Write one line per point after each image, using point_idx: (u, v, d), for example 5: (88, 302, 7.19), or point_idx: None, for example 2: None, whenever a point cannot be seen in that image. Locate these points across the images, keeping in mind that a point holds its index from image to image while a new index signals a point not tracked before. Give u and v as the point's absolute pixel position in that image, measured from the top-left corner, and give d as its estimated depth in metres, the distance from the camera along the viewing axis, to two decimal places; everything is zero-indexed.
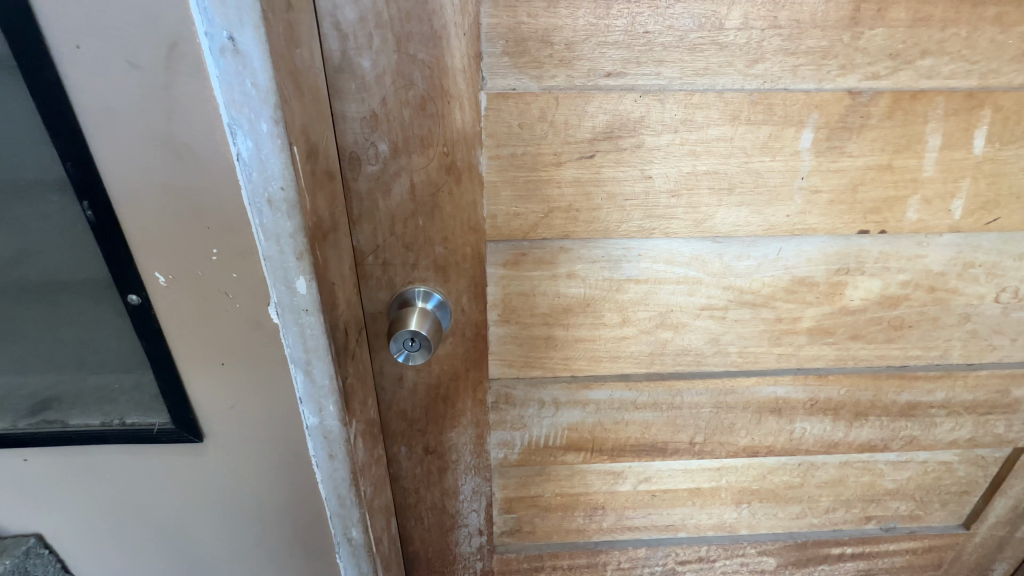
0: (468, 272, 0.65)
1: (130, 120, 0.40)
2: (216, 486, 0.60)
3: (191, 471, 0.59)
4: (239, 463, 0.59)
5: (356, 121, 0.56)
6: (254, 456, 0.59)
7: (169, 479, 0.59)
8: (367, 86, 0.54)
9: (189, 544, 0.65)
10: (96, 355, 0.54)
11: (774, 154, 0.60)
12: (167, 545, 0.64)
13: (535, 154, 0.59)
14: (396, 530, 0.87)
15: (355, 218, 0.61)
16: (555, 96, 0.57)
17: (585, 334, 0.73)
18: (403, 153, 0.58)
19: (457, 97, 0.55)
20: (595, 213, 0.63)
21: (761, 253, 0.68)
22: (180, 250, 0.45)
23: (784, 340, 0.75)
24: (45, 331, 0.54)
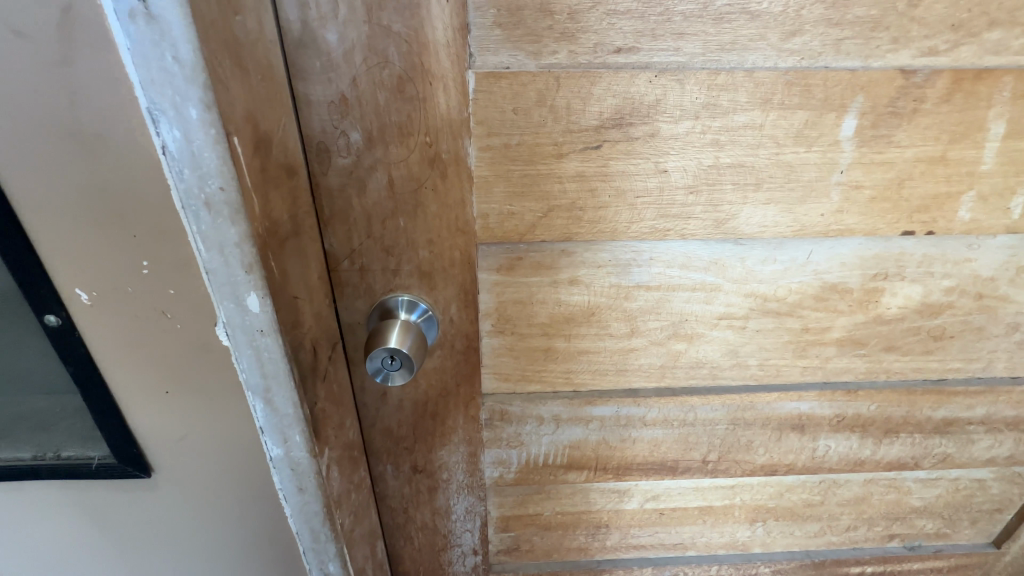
0: (457, 278, 0.58)
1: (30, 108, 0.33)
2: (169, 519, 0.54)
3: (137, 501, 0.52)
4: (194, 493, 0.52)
5: (323, 106, 0.48)
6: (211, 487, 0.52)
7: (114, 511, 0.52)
8: (334, 64, 0.46)
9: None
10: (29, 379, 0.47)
11: (810, 144, 0.52)
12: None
13: (533, 144, 0.51)
14: (383, 551, 0.80)
15: (326, 218, 0.53)
16: (556, 76, 0.48)
17: (589, 345, 0.66)
18: (379, 144, 0.50)
19: (441, 78, 0.47)
20: (601, 212, 0.55)
21: (789, 256, 0.60)
22: (108, 263, 0.38)
23: (809, 352, 0.68)
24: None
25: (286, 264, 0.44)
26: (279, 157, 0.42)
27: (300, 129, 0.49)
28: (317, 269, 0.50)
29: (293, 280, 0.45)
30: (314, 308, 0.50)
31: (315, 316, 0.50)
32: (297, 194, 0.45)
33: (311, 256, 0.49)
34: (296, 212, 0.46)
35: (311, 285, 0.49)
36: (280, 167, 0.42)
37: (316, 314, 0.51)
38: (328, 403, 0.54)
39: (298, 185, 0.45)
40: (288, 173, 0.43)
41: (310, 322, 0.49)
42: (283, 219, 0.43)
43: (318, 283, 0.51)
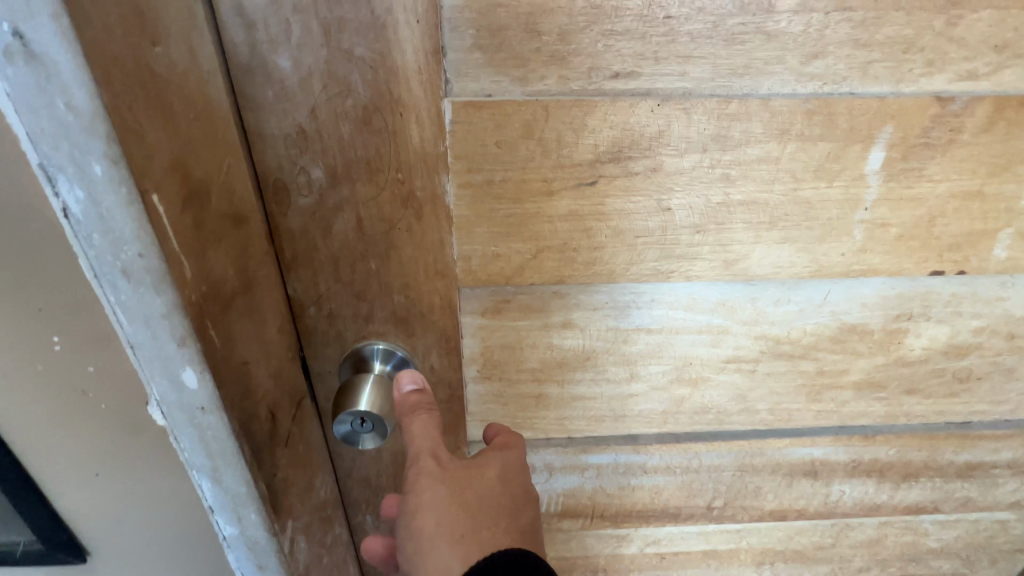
0: (437, 324, 0.52)
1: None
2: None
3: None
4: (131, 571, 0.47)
5: (279, 140, 0.42)
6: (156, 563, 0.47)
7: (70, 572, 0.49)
8: (289, 94, 0.40)
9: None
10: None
11: (831, 179, 0.46)
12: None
13: (519, 180, 0.45)
14: None
15: (288, 262, 0.47)
16: (544, 105, 0.42)
17: (584, 391, 0.60)
18: (345, 181, 0.44)
19: (413, 108, 0.41)
20: (596, 252, 0.49)
21: (805, 296, 0.54)
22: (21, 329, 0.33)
23: (824, 395, 0.62)
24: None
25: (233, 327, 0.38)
26: (222, 208, 0.36)
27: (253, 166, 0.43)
28: (276, 323, 0.45)
29: (243, 343, 0.39)
30: (273, 368, 0.44)
31: (275, 377, 0.45)
32: (246, 245, 0.40)
33: (268, 311, 0.43)
34: (246, 266, 0.40)
35: (268, 343, 0.43)
36: (223, 219, 0.37)
37: (276, 373, 0.45)
38: (293, 469, 0.48)
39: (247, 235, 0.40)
40: (233, 224, 0.38)
41: (268, 385, 0.43)
42: (229, 277, 0.37)
43: (278, 339, 0.45)
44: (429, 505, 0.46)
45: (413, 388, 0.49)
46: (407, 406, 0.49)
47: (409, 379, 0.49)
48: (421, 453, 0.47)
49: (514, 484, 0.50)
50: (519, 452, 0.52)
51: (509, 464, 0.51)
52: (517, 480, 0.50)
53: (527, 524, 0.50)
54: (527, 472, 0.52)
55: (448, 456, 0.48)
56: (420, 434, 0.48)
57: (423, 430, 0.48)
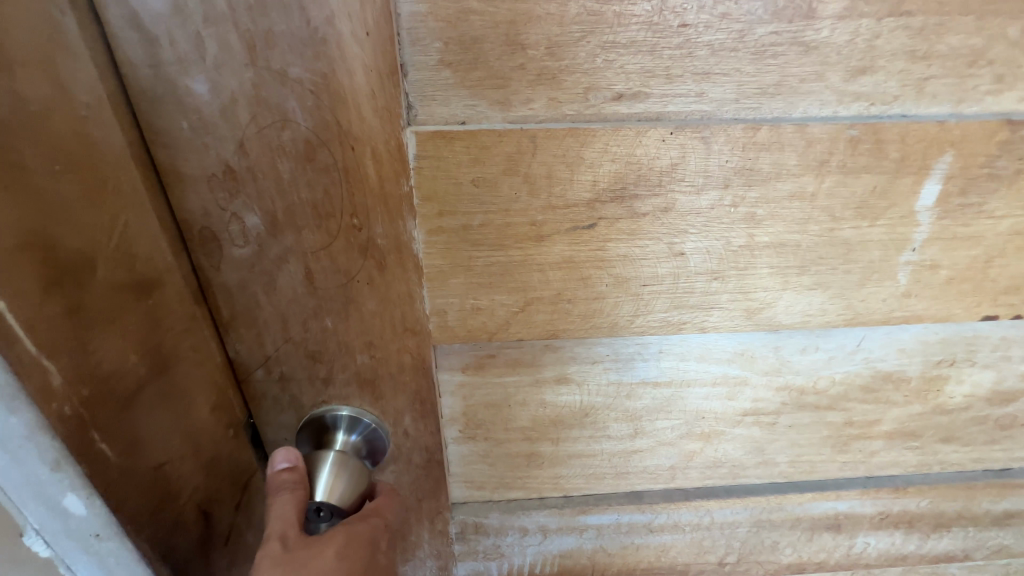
0: (410, 386, 0.44)
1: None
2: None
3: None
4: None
5: (201, 181, 0.34)
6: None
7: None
8: (209, 124, 0.32)
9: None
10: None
11: (875, 217, 0.39)
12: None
13: (502, 224, 0.37)
14: None
15: (225, 322, 0.39)
16: (531, 134, 0.34)
17: (582, 449, 0.53)
18: (288, 228, 0.36)
19: (367, 141, 0.33)
20: (595, 303, 0.41)
21: (835, 343, 0.47)
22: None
23: (852, 447, 0.55)
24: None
25: (139, 422, 0.34)
26: (118, 279, 0.32)
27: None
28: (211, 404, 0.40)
29: (154, 438, 0.35)
30: (205, 458, 0.40)
31: (207, 468, 0.40)
32: (159, 318, 0.35)
33: (196, 394, 0.39)
34: (162, 342, 0.35)
35: (198, 428, 0.39)
36: (121, 291, 0.32)
37: (210, 461, 0.40)
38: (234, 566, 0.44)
39: (161, 302, 0.35)
40: (136, 297, 0.33)
41: (196, 481, 0.39)
42: (128, 363, 0.33)
43: (213, 420, 0.40)
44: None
45: (284, 465, 0.41)
46: (274, 486, 0.41)
47: (280, 456, 0.41)
48: (269, 532, 0.39)
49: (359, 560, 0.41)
50: (376, 522, 0.43)
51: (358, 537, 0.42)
52: (363, 556, 0.41)
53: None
54: (383, 544, 0.43)
55: (301, 535, 0.40)
56: (275, 516, 0.40)
57: (279, 512, 0.40)
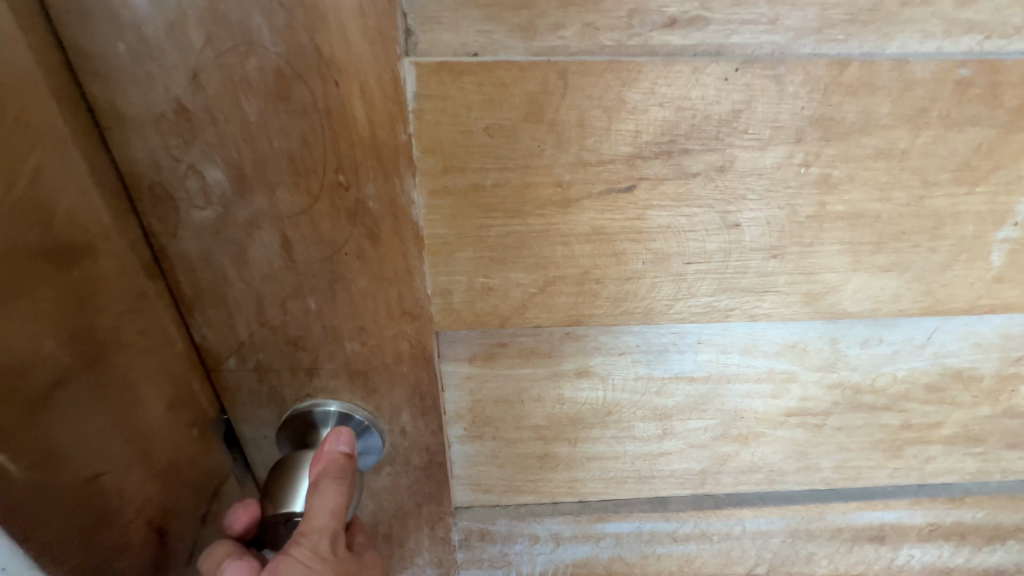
0: (408, 378, 0.38)
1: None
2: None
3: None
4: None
5: (149, 124, 0.27)
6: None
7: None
8: (154, 48, 0.25)
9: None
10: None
11: (973, 184, 0.32)
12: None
13: (521, 185, 0.30)
14: None
15: (188, 300, 0.33)
16: (560, 69, 0.27)
17: (603, 450, 0.47)
18: (258, 186, 0.29)
19: (354, 73, 0.26)
20: (628, 285, 0.35)
21: (901, 336, 0.41)
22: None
23: (906, 452, 0.49)
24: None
25: (58, 424, 0.28)
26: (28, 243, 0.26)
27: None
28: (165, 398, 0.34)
29: (85, 443, 0.29)
30: (156, 463, 0.34)
31: (160, 473, 0.34)
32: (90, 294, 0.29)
33: (144, 386, 0.33)
34: (93, 323, 0.30)
35: (146, 427, 0.33)
36: (31, 258, 0.26)
37: (163, 467, 0.35)
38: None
39: (94, 276, 0.29)
40: (56, 269, 0.27)
41: (143, 490, 0.33)
42: (43, 351, 0.27)
43: (169, 417, 0.35)
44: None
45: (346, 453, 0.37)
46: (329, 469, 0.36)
47: (345, 438, 0.37)
48: (319, 524, 0.34)
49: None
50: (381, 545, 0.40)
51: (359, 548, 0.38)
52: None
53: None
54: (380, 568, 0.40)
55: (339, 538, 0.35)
56: (327, 507, 0.35)
57: (331, 503, 0.35)
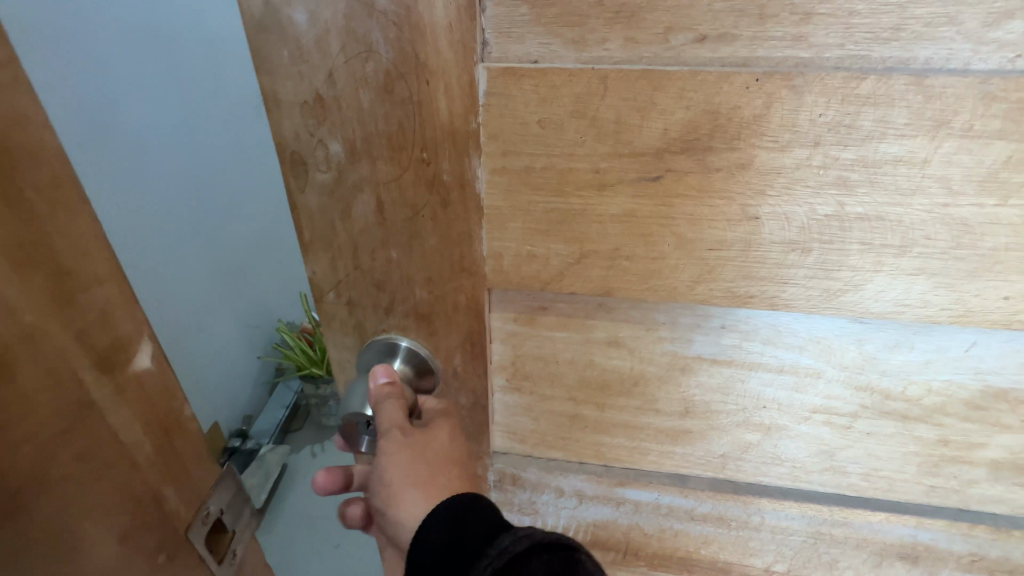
0: (463, 326, 0.46)
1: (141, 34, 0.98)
2: (196, 228, 1.17)
3: (199, 234, 1.18)
4: (163, 235, 1.08)
5: (296, 108, 0.37)
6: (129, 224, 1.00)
7: (224, 231, 1.26)
8: (306, 53, 0.35)
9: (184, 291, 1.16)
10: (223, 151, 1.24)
11: (1002, 195, 0.33)
12: (225, 276, 1.29)
13: (564, 169, 0.37)
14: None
15: (306, 242, 0.44)
16: (602, 75, 0.33)
17: (629, 419, 0.51)
18: (365, 158, 0.38)
19: (442, 75, 0.34)
20: (654, 264, 0.40)
21: (934, 345, 0.41)
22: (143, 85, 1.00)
23: (943, 471, 0.48)
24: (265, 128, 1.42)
25: None
26: None
27: (108, 239, 0.28)
28: (101, 510, 0.30)
29: None
30: None
31: None
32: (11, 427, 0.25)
33: (86, 524, 0.29)
34: (11, 464, 0.25)
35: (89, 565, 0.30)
36: None
37: None
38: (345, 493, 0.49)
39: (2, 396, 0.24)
40: None
41: None
42: None
43: (121, 549, 0.31)
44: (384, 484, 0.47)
45: (384, 378, 0.47)
46: (377, 397, 0.46)
47: (380, 372, 0.47)
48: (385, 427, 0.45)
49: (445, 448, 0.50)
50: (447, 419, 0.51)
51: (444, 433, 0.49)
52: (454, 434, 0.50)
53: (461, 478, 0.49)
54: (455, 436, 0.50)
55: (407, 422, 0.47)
56: (388, 415, 0.45)
57: (393, 412, 0.45)
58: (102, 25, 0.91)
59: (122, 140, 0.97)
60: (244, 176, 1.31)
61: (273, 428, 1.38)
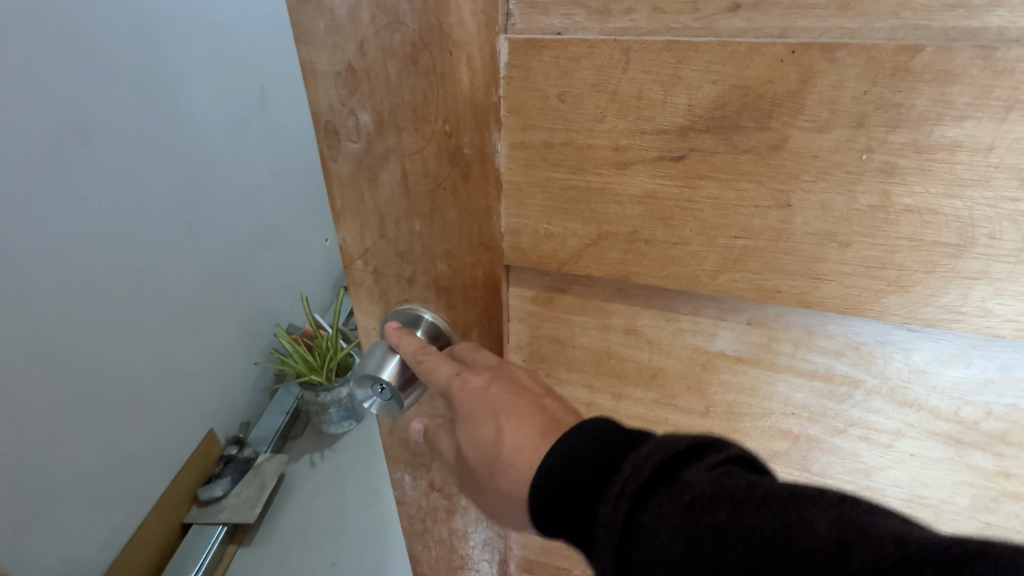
0: (480, 301, 0.46)
1: (135, 67, 1.05)
2: (172, 245, 1.16)
3: (210, 268, 1.28)
4: (139, 242, 1.08)
5: (330, 78, 0.39)
6: (82, 299, 0.97)
7: (230, 219, 1.35)
8: (339, 24, 0.36)
9: (172, 338, 1.18)
10: (197, 142, 1.21)
11: None
12: (179, 327, 1.20)
13: (583, 145, 0.36)
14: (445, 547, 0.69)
15: (337, 210, 0.46)
16: (625, 47, 0.32)
17: (645, 413, 0.50)
18: (391, 128, 0.39)
19: (465, 45, 0.34)
20: (674, 250, 0.38)
21: (997, 363, 0.37)
22: (100, 102, 0.98)
23: (1003, 508, 0.43)
24: (285, 160, 1.58)
25: None
26: None
27: None
28: None
29: None
30: None
31: None
32: None
33: None
34: None
35: None
36: None
37: None
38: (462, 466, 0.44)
39: None
40: None
41: None
42: None
43: None
44: (489, 514, 0.44)
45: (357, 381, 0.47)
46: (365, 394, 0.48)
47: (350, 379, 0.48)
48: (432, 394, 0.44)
49: (498, 423, 0.42)
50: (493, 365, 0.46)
51: (473, 422, 0.43)
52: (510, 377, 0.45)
53: (549, 427, 0.40)
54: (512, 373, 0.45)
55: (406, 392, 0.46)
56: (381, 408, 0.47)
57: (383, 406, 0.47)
58: (69, 61, 0.92)
59: (75, 206, 0.94)
60: (212, 167, 1.27)
61: (270, 436, 1.46)
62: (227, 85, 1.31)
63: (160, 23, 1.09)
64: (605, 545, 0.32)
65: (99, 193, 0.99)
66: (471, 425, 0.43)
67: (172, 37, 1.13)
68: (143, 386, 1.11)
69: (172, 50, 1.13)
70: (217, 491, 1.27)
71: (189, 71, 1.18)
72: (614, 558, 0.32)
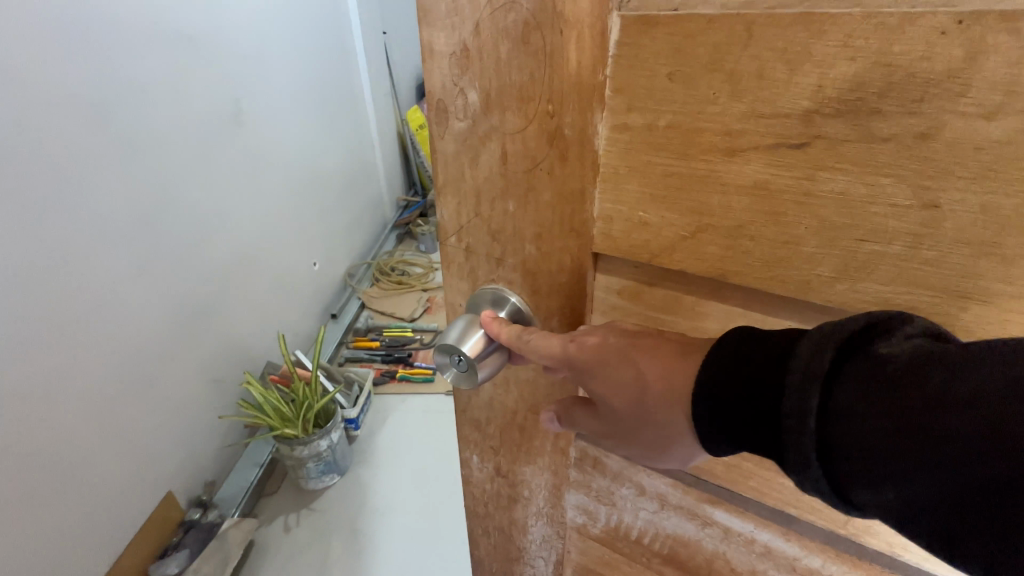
0: (564, 288, 0.46)
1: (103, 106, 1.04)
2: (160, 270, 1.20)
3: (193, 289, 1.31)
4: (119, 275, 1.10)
5: (444, 58, 0.41)
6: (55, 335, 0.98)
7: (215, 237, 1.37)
8: (458, 6, 0.38)
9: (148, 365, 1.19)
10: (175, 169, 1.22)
11: None
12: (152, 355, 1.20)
13: (690, 129, 0.34)
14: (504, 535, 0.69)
15: (439, 186, 0.48)
16: (749, 21, 0.29)
17: None
18: (495, 108, 0.40)
19: (575, 24, 0.34)
20: (784, 250, 0.34)
21: None
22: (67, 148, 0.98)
23: None
24: (266, 184, 1.58)
25: None
26: None
27: None
28: None
29: None
30: None
31: None
32: None
33: None
34: None
35: None
36: None
37: None
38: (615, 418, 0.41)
39: None
40: None
41: None
42: None
43: None
44: (659, 461, 0.41)
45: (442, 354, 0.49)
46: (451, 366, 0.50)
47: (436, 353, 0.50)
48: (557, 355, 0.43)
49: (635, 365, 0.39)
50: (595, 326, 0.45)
51: (609, 373, 0.40)
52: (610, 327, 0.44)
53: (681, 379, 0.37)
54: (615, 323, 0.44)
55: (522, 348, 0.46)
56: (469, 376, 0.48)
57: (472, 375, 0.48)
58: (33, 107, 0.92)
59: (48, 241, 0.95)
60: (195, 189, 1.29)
61: (238, 496, 1.46)
62: (195, 107, 1.28)
63: (132, 59, 1.10)
64: (799, 431, 0.29)
65: (49, 227, 0.95)
66: (604, 378, 0.41)
67: (144, 70, 1.13)
68: (117, 415, 1.11)
69: (139, 79, 1.12)
70: (171, 567, 1.22)
71: (163, 99, 1.18)
72: (814, 442, 0.29)
